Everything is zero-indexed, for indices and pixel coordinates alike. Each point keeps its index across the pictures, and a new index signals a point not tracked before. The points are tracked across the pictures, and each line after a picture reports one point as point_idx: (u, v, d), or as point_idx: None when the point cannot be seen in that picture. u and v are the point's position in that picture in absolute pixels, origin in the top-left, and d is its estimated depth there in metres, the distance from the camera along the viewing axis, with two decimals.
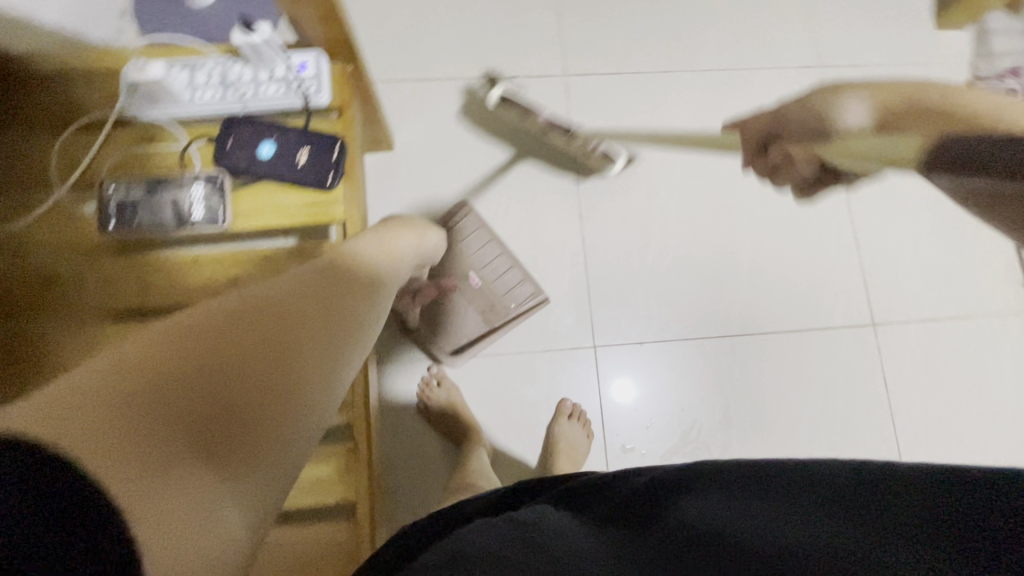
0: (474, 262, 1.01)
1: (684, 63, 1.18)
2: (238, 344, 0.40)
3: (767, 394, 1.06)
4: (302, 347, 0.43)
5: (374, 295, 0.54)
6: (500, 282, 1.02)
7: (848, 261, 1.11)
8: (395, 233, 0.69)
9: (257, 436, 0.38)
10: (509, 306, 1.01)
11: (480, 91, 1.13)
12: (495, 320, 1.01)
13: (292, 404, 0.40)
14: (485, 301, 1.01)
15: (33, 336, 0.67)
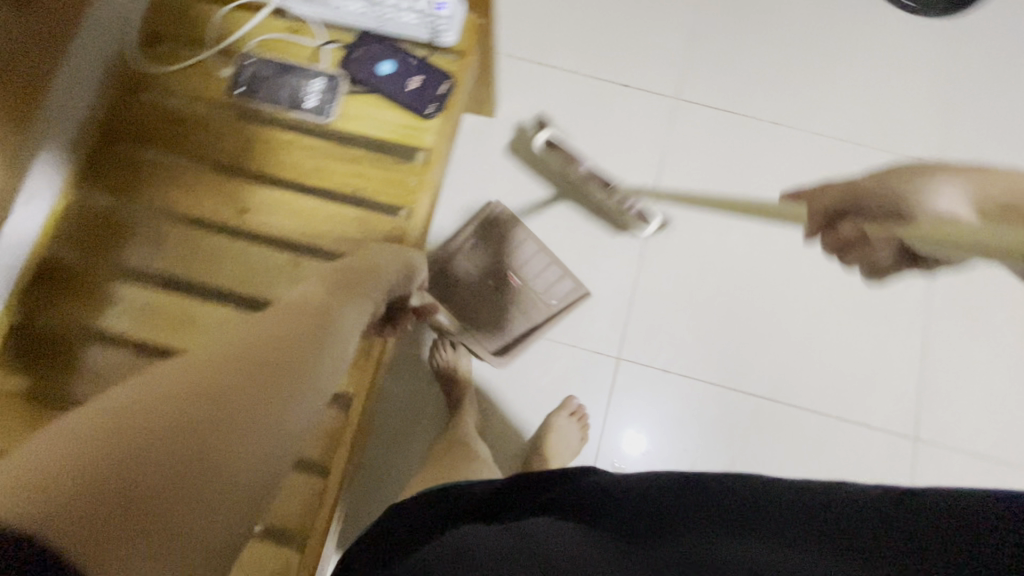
0: (515, 263, 1.02)
1: (797, 120, 1.17)
2: (189, 414, 0.42)
3: (776, 466, 1.02)
4: (249, 409, 0.45)
5: (324, 331, 0.55)
6: (541, 281, 1.02)
7: (905, 364, 1.05)
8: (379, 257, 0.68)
9: (213, 476, 0.41)
10: (551, 302, 1.01)
11: (590, 89, 1.17)
12: (536, 317, 1.01)
13: (241, 455, 0.43)
14: (529, 301, 1.01)
15: (146, 163, 0.77)
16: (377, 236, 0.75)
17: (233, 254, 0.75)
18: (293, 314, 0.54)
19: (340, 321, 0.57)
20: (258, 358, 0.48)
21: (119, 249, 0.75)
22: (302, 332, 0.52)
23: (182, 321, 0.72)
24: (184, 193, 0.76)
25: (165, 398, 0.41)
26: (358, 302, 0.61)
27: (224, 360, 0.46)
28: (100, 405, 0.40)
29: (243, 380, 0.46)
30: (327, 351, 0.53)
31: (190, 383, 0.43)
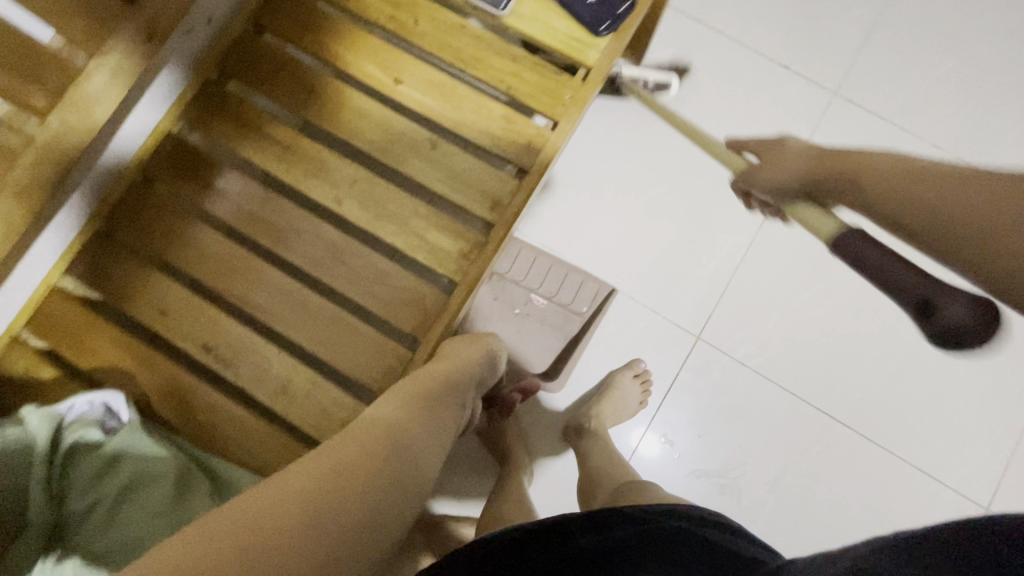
0: (534, 285, 1.00)
1: (961, 148, 1.07)
2: (276, 526, 0.46)
3: (828, 489, 0.98)
4: (337, 520, 0.48)
5: (413, 457, 0.57)
6: (568, 288, 1.01)
7: (1002, 434, 0.99)
8: (461, 351, 0.71)
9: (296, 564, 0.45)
10: (580, 312, 1.00)
11: (747, 60, 1.10)
12: (568, 327, 1.01)
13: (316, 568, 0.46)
14: (556, 315, 1.00)
15: (321, 15, 0.79)
16: (518, 139, 0.75)
17: (377, 119, 0.76)
18: (376, 434, 0.56)
19: (415, 444, 0.58)
20: (350, 482, 0.51)
21: (274, 88, 0.78)
22: (379, 458, 0.54)
23: (316, 170, 0.76)
24: (345, 51, 0.78)
25: (247, 541, 0.44)
26: (438, 415, 0.63)
27: (312, 494, 0.49)
28: (183, 548, 0.43)
29: (338, 511, 0.49)
30: (399, 488, 0.55)
31: (276, 540, 0.45)
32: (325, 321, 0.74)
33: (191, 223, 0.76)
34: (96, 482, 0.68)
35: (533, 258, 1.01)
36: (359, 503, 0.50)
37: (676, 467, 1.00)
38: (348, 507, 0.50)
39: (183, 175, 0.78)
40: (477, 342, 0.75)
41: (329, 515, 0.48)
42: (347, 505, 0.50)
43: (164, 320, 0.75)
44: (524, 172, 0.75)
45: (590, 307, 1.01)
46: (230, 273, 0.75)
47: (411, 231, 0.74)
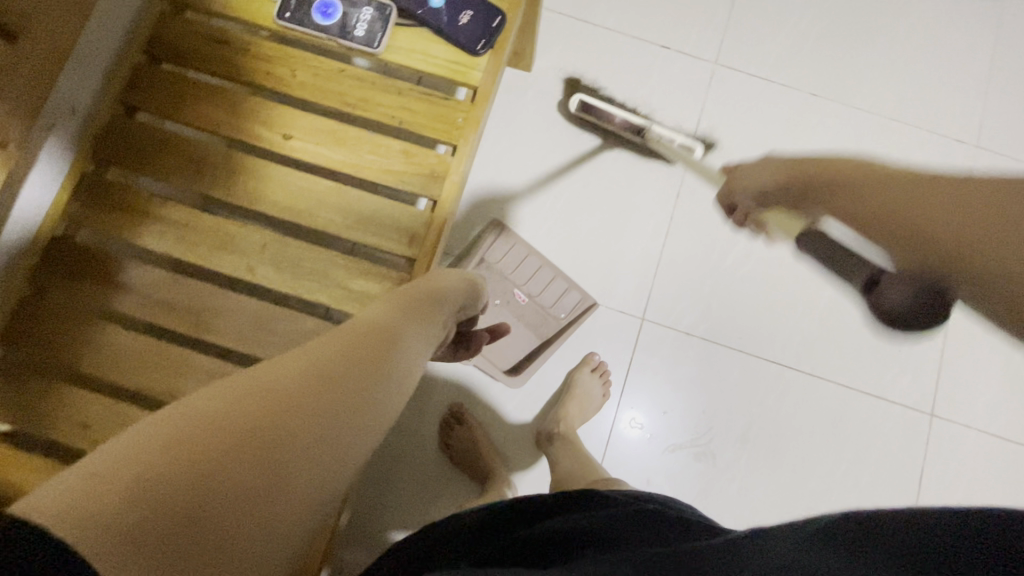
0: (519, 282, 1.03)
1: (836, 92, 1.15)
2: (265, 413, 0.42)
3: (791, 432, 1.03)
4: (327, 412, 0.45)
5: (400, 356, 0.55)
6: (549, 291, 1.03)
7: (930, 345, 1.06)
8: (441, 271, 0.69)
9: (287, 455, 0.42)
10: (559, 317, 1.03)
11: (629, 48, 1.15)
12: (544, 329, 1.03)
13: (305, 463, 0.43)
14: (534, 315, 1.02)
15: (191, 84, 0.76)
16: (422, 170, 0.74)
17: (274, 178, 0.74)
18: (360, 335, 0.53)
19: (401, 348, 0.56)
20: (339, 378, 0.48)
21: (159, 168, 0.75)
22: (365, 355, 0.51)
23: (222, 243, 0.73)
24: (227, 116, 0.75)
25: (229, 419, 0.41)
26: (422, 324, 0.60)
27: (300, 385, 0.45)
28: (160, 425, 0.40)
29: (326, 396, 0.46)
30: (387, 385, 0.52)
31: (263, 423, 0.42)
32: None
33: (99, 326, 0.72)
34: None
35: (523, 256, 1.02)
36: (353, 397, 0.48)
37: (650, 448, 1.02)
38: (336, 397, 0.47)
39: (78, 276, 0.73)
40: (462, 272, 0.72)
41: (316, 404, 0.45)
42: (335, 395, 0.47)
43: (90, 434, 0.70)
44: (435, 201, 0.75)
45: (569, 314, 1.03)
46: (153, 369, 0.71)
47: (333, 284, 0.72)
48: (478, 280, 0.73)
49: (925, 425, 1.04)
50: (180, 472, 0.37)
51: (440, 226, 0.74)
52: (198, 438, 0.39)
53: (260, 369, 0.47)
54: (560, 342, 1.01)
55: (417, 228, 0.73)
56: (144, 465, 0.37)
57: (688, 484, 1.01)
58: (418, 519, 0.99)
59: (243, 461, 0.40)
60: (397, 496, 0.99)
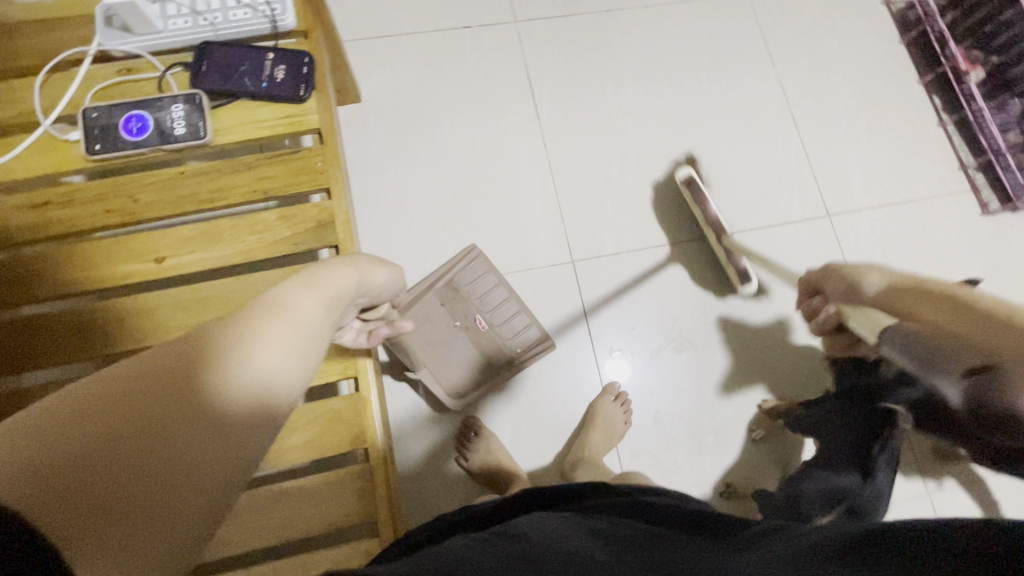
0: (482, 309, 1.04)
1: (624, 1, 1.27)
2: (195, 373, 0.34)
3: (739, 288, 1.12)
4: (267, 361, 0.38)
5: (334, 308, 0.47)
6: (511, 322, 1.04)
7: (798, 164, 1.21)
8: (358, 256, 0.57)
9: (218, 421, 0.33)
10: (515, 352, 1.03)
11: (437, 42, 1.20)
12: (499, 359, 1.03)
13: (244, 423, 0.35)
14: (491, 345, 1.04)
15: (30, 258, 0.70)
16: (308, 225, 0.74)
17: (167, 303, 0.70)
18: (270, 300, 0.42)
19: (310, 312, 0.43)
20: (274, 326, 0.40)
21: (40, 355, 0.68)
22: (280, 309, 0.42)
23: None
24: (88, 269, 0.70)
25: (118, 402, 0.30)
26: (350, 288, 0.50)
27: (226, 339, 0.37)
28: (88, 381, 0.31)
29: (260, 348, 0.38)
30: (318, 330, 0.43)
31: (172, 395, 0.32)
32: (267, 506, 0.66)
33: None
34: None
35: (485, 274, 1.03)
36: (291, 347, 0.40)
37: (636, 365, 1.08)
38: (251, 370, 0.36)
39: None
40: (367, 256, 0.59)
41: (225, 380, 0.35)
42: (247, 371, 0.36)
43: None
44: (336, 245, 0.74)
45: (527, 347, 1.03)
46: None
47: None
48: (380, 263, 0.59)
49: (830, 227, 1.17)
50: (105, 416, 0.29)
51: (352, 264, 0.74)
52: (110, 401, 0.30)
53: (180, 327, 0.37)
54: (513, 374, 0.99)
55: None
56: (50, 434, 0.28)
57: (684, 377, 1.07)
58: None
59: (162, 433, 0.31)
60: None
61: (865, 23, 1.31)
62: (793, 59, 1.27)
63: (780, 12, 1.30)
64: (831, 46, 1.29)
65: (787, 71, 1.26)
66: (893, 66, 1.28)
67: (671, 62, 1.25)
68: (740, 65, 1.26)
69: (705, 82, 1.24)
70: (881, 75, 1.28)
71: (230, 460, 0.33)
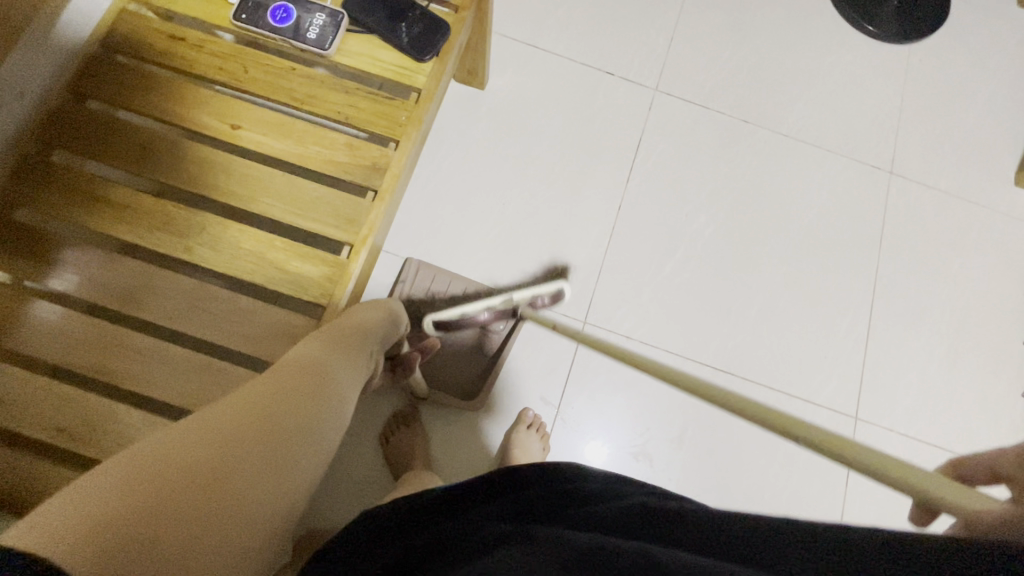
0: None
1: (764, 120, 1.25)
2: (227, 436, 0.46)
3: (722, 435, 1.06)
4: (280, 424, 0.51)
5: (347, 375, 0.62)
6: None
7: (852, 353, 1.12)
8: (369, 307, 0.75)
9: (241, 470, 0.45)
10: (495, 331, 1.06)
11: (575, 72, 1.24)
12: (484, 346, 1.06)
13: (266, 472, 0.47)
14: (473, 336, 1.06)
15: (145, 76, 0.79)
16: (364, 162, 0.78)
17: (221, 166, 0.77)
18: (303, 368, 0.58)
19: (338, 381, 0.60)
20: (288, 400, 0.53)
21: (105, 152, 0.76)
22: (298, 380, 0.56)
23: (162, 223, 0.74)
24: (179, 106, 0.78)
25: (177, 455, 0.43)
26: (358, 357, 0.66)
27: (251, 407, 0.50)
28: (157, 442, 0.44)
29: (277, 414, 0.51)
30: (331, 403, 0.58)
31: (205, 451, 0.44)
32: (191, 371, 0.70)
33: (26, 303, 0.71)
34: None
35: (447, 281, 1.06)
36: (301, 415, 0.53)
37: (587, 447, 1.04)
38: (286, 433, 0.51)
39: (12, 253, 0.72)
40: (380, 303, 0.77)
41: (268, 436, 0.49)
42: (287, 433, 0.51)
43: (1, 408, 0.67)
44: (376, 191, 0.78)
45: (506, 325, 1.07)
46: (80, 345, 0.70)
47: (272, 265, 0.74)
48: (394, 312, 0.77)
49: (851, 430, 1.08)
50: (157, 469, 0.41)
51: (379, 212, 0.77)
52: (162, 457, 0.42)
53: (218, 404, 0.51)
54: (508, 351, 1.04)
55: (355, 216, 0.76)
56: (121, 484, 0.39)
57: None
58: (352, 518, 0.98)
59: (195, 478, 0.42)
60: (335, 504, 0.98)
61: (996, 258, 1.21)
62: (902, 253, 1.20)
63: (910, 204, 1.23)
64: (949, 261, 1.20)
65: (887, 262, 1.19)
66: (1002, 314, 1.17)
67: (778, 195, 1.21)
68: (844, 232, 1.20)
69: (797, 230, 1.20)
70: (987, 316, 1.17)
71: (254, 500, 0.45)
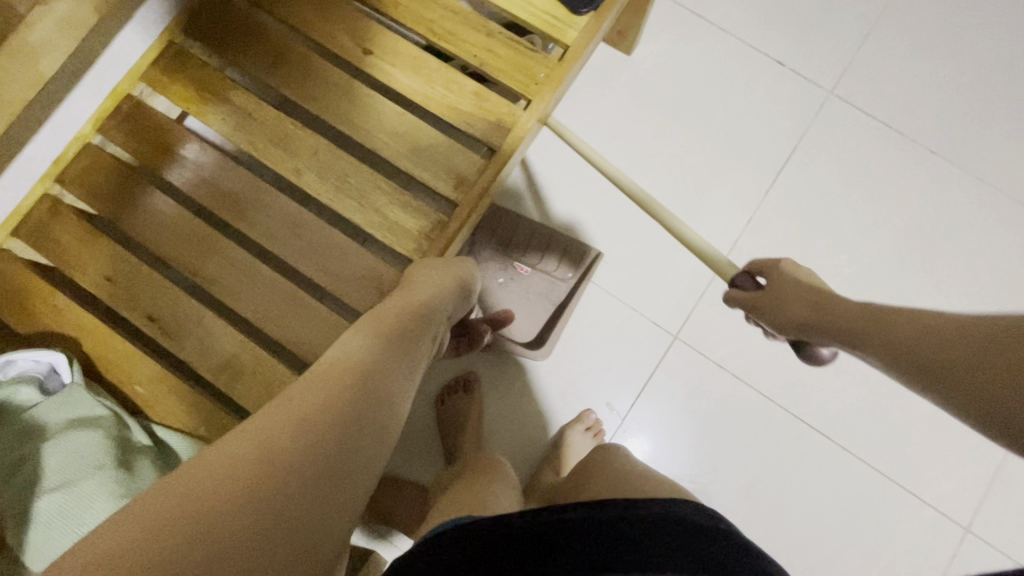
0: (518, 254, 0.98)
1: (957, 155, 1.03)
2: (252, 475, 0.42)
3: (797, 499, 0.94)
4: (315, 448, 0.46)
5: (399, 377, 0.56)
6: (553, 251, 0.98)
7: (986, 455, 0.94)
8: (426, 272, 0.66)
9: (274, 514, 0.41)
10: (566, 279, 0.97)
11: (740, 54, 1.07)
12: (554, 295, 0.98)
13: (304, 511, 0.43)
14: (543, 283, 0.98)
15: None
16: (489, 118, 0.71)
17: (344, 90, 0.73)
18: (342, 372, 0.52)
19: (389, 384, 0.55)
20: (325, 417, 0.48)
21: (239, 53, 0.75)
22: (339, 390, 0.50)
23: (278, 138, 0.72)
24: (318, 18, 0.74)
25: (197, 505, 0.39)
26: (410, 347, 0.59)
27: (283, 428, 0.46)
28: (176, 486, 0.40)
29: (312, 435, 0.46)
30: (380, 411, 0.52)
31: (228, 496, 0.40)
32: (277, 295, 0.69)
33: (145, 191, 0.73)
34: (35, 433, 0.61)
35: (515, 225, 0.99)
36: (341, 432, 0.48)
37: None
38: (326, 458, 0.46)
39: (141, 138, 0.74)
40: (447, 265, 0.67)
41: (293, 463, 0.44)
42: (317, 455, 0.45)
43: (107, 285, 0.70)
44: (495, 151, 0.72)
45: (576, 274, 0.98)
46: (184, 244, 0.71)
47: (373, 206, 0.70)
48: (461, 270, 0.69)
49: (955, 540, 0.92)
50: (175, 525, 0.38)
51: (494, 174, 0.70)
52: (183, 508, 0.39)
53: (247, 425, 0.46)
54: (575, 303, 0.97)
55: (469, 173, 0.71)
56: (138, 548, 0.36)
57: None
58: (393, 464, 0.99)
59: (217, 532, 0.38)
60: None
61: None
62: None
63: None
64: None
65: None
66: None
67: (946, 248, 1.01)
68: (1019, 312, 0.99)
69: (957, 296, 1.00)
70: None
71: (293, 543, 0.41)
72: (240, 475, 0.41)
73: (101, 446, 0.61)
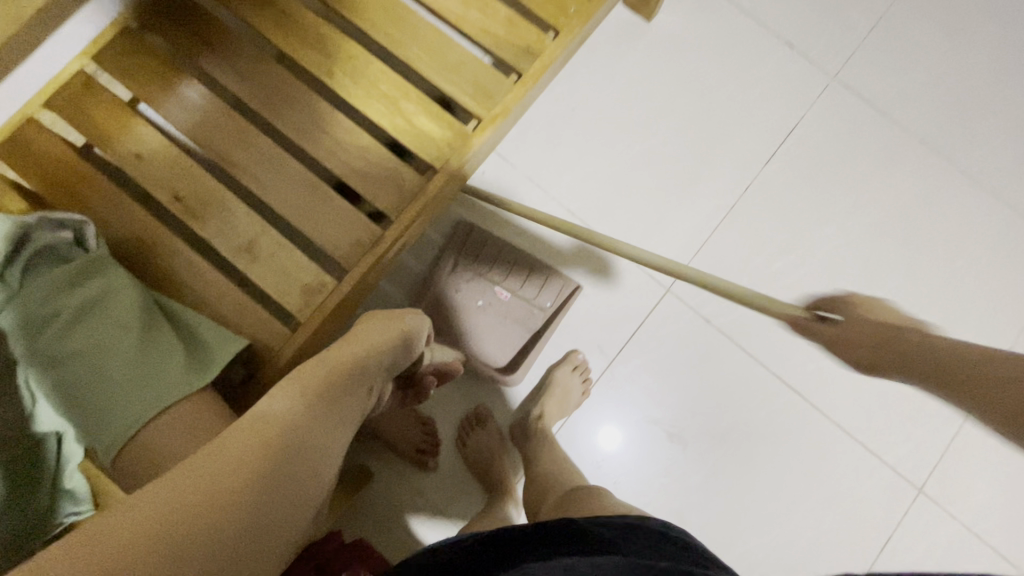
0: (499, 279, 1.01)
1: (944, 147, 1.10)
2: (164, 541, 0.39)
3: (766, 448, 1.00)
4: (238, 513, 0.44)
5: (327, 438, 0.56)
6: (534, 282, 1.02)
7: (945, 424, 1.00)
8: (371, 325, 0.67)
9: None
10: (543, 308, 1.01)
11: (753, 32, 1.13)
12: (528, 321, 1.02)
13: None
14: (520, 309, 1.01)
15: None
16: (518, 43, 0.75)
17: (382, 2, 0.76)
18: (273, 432, 0.50)
19: (316, 444, 0.54)
20: (251, 479, 0.46)
21: None
22: (267, 451, 0.48)
23: (315, 40, 0.75)
24: None
25: None
26: (339, 407, 0.58)
27: (205, 487, 0.43)
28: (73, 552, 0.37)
29: (237, 497, 0.44)
30: (306, 472, 0.52)
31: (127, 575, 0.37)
32: (301, 185, 0.72)
33: (180, 78, 0.75)
34: (64, 296, 0.64)
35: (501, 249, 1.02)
36: (263, 497, 0.46)
37: (625, 412, 1.02)
38: (247, 523, 0.44)
39: (180, 28, 0.76)
40: (389, 322, 0.68)
41: (197, 549, 0.40)
42: (240, 524, 0.43)
43: (137, 162, 0.73)
44: (520, 75, 0.76)
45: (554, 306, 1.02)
46: (214, 130, 0.73)
47: (401, 113, 0.74)
48: (405, 320, 0.71)
49: (907, 498, 0.99)
50: None
51: (517, 94, 0.75)
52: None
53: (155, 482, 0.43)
54: (549, 332, 1.00)
55: (495, 92, 0.75)
56: None
57: (654, 456, 1.00)
58: None
59: None
60: None
61: None
62: None
63: None
64: None
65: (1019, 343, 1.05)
66: None
67: (924, 231, 1.08)
68: (983, 296, 1.07)
69: (930, 277, 1.07)
70: None
71: None
72: (151, 541, 0.38)
73: (132, 312, 0.65)
